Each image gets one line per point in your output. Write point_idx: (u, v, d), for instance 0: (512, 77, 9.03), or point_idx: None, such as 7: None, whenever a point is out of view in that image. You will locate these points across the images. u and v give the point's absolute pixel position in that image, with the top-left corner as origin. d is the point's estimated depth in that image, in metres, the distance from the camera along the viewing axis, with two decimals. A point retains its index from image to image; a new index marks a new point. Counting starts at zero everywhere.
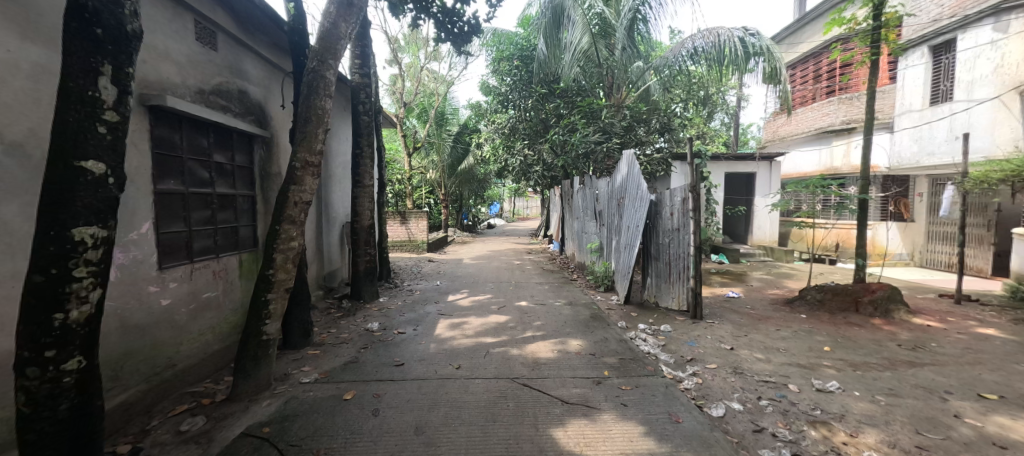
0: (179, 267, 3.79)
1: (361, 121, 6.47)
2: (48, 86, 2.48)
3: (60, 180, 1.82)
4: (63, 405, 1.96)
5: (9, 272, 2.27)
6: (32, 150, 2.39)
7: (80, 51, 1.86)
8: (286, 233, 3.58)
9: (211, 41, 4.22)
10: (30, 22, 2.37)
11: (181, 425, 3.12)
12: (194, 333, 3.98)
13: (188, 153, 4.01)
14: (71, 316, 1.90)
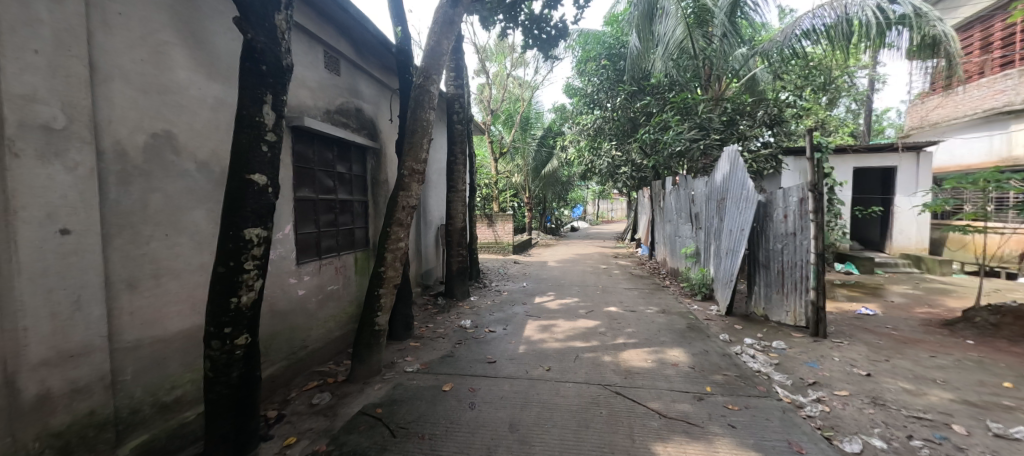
0: (310, 263, 4.42)
1: (456, 130, 6.89)
2: (225, 115, 3.09)
3: (237, 190, 2.26)
4: (234, 373, 2.42)
5: (198, 264, 2.87)
6: (213, 167, 2.99)
7: (249, 85, 2.27)
8: (395, 235, 3.96)
9: (335, 67, 4.86)
10: (213, 65, 2.99)
11: (313, 398, 3.63)
12: (321, 320, 4.59)
13: (318, 165, 4.65)
14: (241, 301, 2.33)
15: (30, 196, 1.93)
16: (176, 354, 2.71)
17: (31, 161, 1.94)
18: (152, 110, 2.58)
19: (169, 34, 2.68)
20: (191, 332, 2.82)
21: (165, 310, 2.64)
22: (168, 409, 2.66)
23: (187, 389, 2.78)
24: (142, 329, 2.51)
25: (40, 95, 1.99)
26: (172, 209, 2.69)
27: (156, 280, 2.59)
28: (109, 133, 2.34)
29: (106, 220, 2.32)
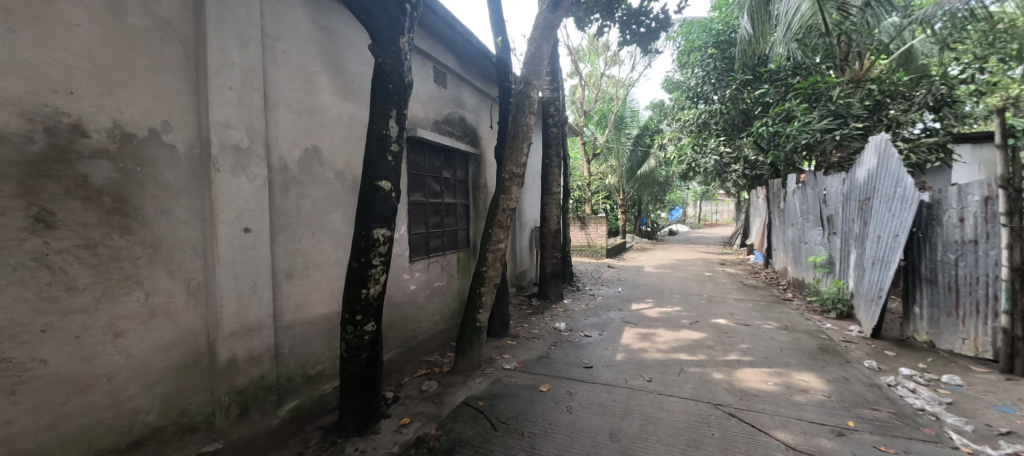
0: (420, 261, 4.86)
1: (551, 133, 6.94)
2: (357, 130, 3.57)
3: (369, 195, 2.57)
4: (363, 355, 2.76)
5: (335, 259, 3.35)
6: (347, 175, 3.47)
7: (379, 102, 2.56)
8: (496, 236, 4.12)
9: (443, 81, 5.27)
10: (349, 88, 3.49)
11: (422, 385, 3.95)
12: (429, 314, 5.01)
13: (428, 171, 5.10)
14: (370, 292, 2.65)
15: (225, 202, 2.43)
16: (318, 334, 3.20)
17: (227, 175, 2.44)
18: (304, 130, 3.08)
19: (317, 65, 3.18)
20: (329, 316, 3.30)
21: (311, 297, 3.14)
22: (312, 381, 3.13)
23: (326, 365, 3.26)
24: (296, 312, 3.01)
25: (234, 122, 2.48)
26: (317, 211, 3.18)
27: (306, 271, 3.09)
28: (276, 150, 2.84)
29: (273, 221, 2.82)
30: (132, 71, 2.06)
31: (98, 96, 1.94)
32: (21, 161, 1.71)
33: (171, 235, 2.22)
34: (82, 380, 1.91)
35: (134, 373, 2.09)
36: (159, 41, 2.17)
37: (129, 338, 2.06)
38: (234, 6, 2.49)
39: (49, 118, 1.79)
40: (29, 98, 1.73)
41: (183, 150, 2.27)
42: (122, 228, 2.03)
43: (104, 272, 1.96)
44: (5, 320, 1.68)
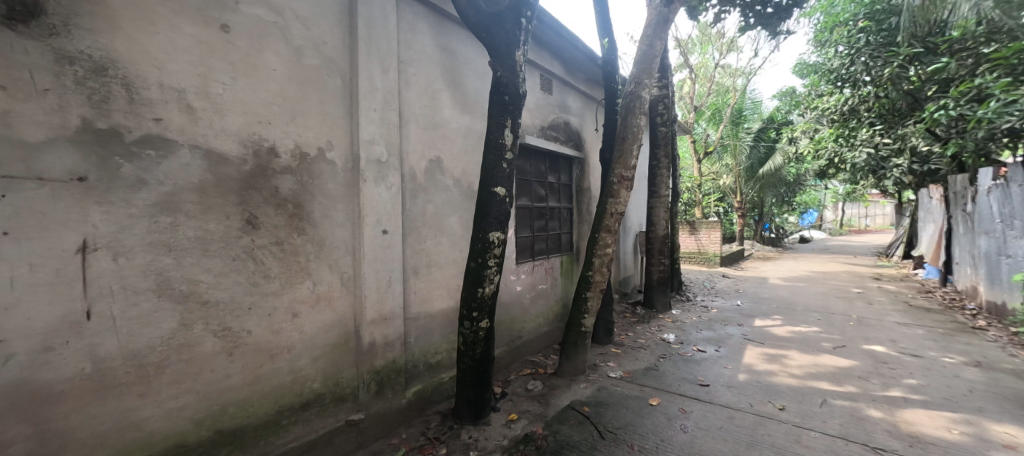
0: (526, 263, 5.02)
1: (660, 133, 6.56)
2: (472, 140, 3.86)
3: (485, 201, 2.72)
4: (478, 350, 2.93)
5: (452, 259, 3.67)
6: (463, 182, 3.77)
7: (496, 113, 2.69)
8: (603, 241, 4.04)
9: (548, 87, 5.37)
10: (466, 102, 3.80)
11: (527, 384, 4.07)
12: (533, 315, 5.14)
13: (534, 176, 5.25)
14: (485, 292, 2.79)
15: (369, 207, 2.84)
16: (438, 326, 3.53)
17: (371, 184, 2.85)
18: (429, 142, 3.43)
19: (440, 83, 3.52)
20: (447, 311, 3.61)
21: (433, 292, 3.48)
22: (432, 368, 3.47)
23: (444, 356, 3.57)
24: (420, 305, 3.36)
25: (376, 139, 2.89)
26: (438, 216, 3.52)
27: (429, 269, 3.44)
28: (407, 161, 3.22)
29: (404, 224, 3.20)
30: (307, 102, 2.53)
31: (285, 124, 2.42)
32: (238, 176, 2.21)
33: (330, 235, 2.67)
34: (272, 349, 2.38)
35: (305, 347, 2.55)
36: (325, 76, 2.63)
37: (303, 318, 2.54)
38: (378, 40, 2.91)
39: (256, 144, 2.29)
40: (243, 129, 2.23)
41: (340, 164, 2.72)
42: (299, 229, 2.50)
43: (287, 264, 2.45)
44: (229, 297, 2.18)
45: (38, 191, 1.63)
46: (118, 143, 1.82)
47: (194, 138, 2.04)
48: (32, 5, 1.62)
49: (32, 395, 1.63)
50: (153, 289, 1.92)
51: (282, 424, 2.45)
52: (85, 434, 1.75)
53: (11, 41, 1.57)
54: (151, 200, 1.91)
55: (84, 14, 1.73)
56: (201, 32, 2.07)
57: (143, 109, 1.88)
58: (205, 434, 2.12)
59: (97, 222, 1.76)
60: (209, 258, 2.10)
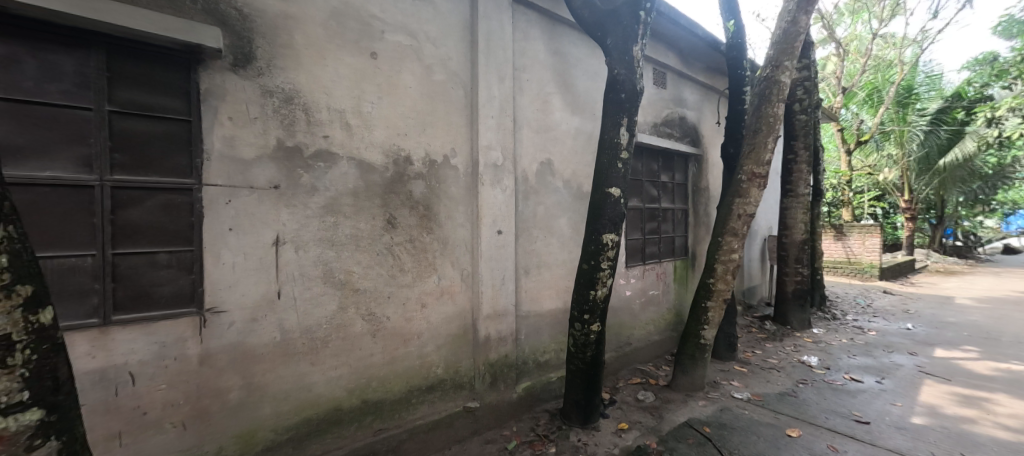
0: (636, 267, 4.80)
1: (798, 122, 5.67)
2: (581, 141, 3.85)
3: (599, 201, 2.57)
4: (588, 353, 2.81)
5: (561, 260, 3.69)
6: (572, 184, 3.77)
7: (611, 111, 2.54)
8: (728, 245, 3.61)
9: (662, 81, 5.06)
10: (576, 103, 3.80)
11: (638, 394, 3.88)
12: (643, 322, 4.89)
13: (645, 176, 4.98)
14: (597, 294, 2.63)
15: (486, 209, 3.02)
16: (546, 326, 3.59)
17: (488, 187, 3.03)
18: (541, 145, 3.51)
19: (552, 87, 3.58)
20: (555, 311, 3.66)
21: (543, 292, 3.55)
22: (541, 367, 3.54)
23: (552, 355, 3.62)
24: (531, 304, 3.46)
25: (493, 144, 3.07)
26: (548, 217, 3.58)
27: (539, 269, 3.52)
28: (520, 164, 3.34)
29: (517, 224, 3.32)
30: (436, 114, 2.80)
31: (418, 135, 2.72)
32: (381, 182, 2.55)
33: (453, 234, 2.91)
34: (405, 335, 2.69)
35: (431, 335, 2.83)
36: (450, 89, 2.89)
37: (430, 309, 2.81)
38: (496, 51, 3.08)
39: (396, 154, 2.62)
40: (386, 141, 2.57)
41: (462, 169, 2.95)
42: (428, 229, 2.78)
43: (418, 260, 2.74)
44: (373, 286, 2.53)
45: (249, 197, 2.08)
46: (300, 157, 2.24)
47: (351, 151, 2.42)
48: (247, 53, 2.08)
49: (243, 355, 2.09)
50: (320, 277, 2.32)
51: (412, 401, 2.75)
52: (275, 389, 2.19)
53: (234, 82, 2.04)
54: (320, 203, 2.31)
55: (279, 56, 2.17)
56: (357, 61, 2.44)
57: (316, 129, 2.29)
58: (355, 402, 2.49)
59: (285, 221, 2.19)
60: (360, 252, 2.47)
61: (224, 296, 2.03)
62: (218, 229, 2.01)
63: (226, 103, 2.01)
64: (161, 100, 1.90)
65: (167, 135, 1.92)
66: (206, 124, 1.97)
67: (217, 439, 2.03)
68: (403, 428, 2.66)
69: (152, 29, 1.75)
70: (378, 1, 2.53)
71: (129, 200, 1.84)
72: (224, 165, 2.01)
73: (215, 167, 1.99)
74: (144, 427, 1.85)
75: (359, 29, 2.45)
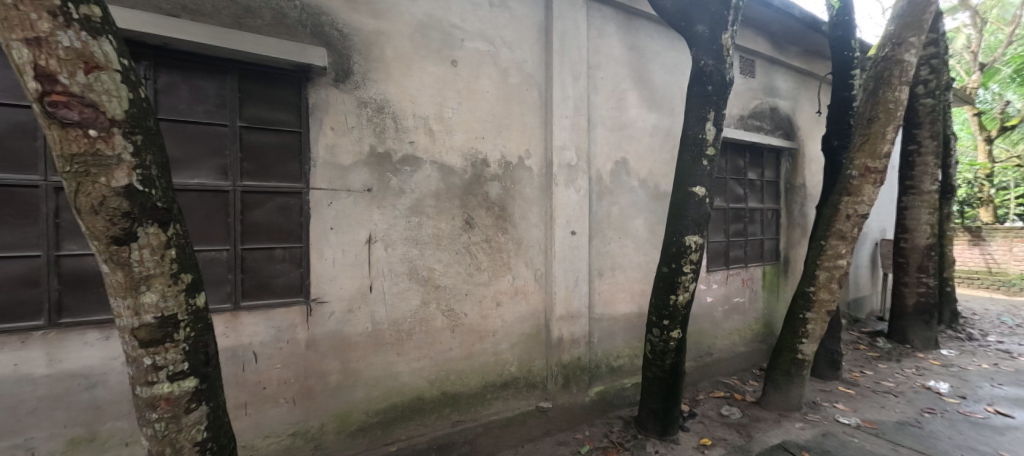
0: (719, 271, 4.46)
1: (922, 107, 4.86)
2: (659, 138, 3.67)
3: (681, 202, 2.37)
4: (668, 361, 2.58)
5: (636, 262, 3.56)
6: (649, 183, 3.62)
7: (695, 105, 2.36)
8: (833, 250, 3.18)
9: (750, 70, 4.64)
10: (654, 98, 3.63)
11: (722, 409, 3.60)
12: (726, 331, 4.53)
13: (730, 173, 4.61)
14: (678, 299, 2.42)
15: (560, 210, 3.01)
16: (620, 330, 3.48)
17: (562, 188, 3.02)
18: (616, 143, 3.41)
19: (628, 83, 3.46)
20: (630, 316, 3.53)
21: (617, 295, 3.45)
22: (614, 372, 3.44)
23: (625, 360, 3.50)
24: (604, 307, 3.38)
25: (568, 144, 3.05)
26: (623, 218, 3.47)
27: (613, 271, 3.42)
28: (595, 163, 3.27)
29: (591, 225, 3.26)
30: (511, 116, 2.86)
31: (494, 137, 2.79)
32: (460, 184, 2.66)
33: (527, 234, 2.95)
34: (481, 331, 2.78)
35: (505, 334, 2.89)
36: (525, 91, 2.92)
37: (504, 307, 2.88)
38: (571, 50, 3.06)
39: (474, 157, 2.72)
40: (465, 145, 2.67)
41: (536, 170, 2.98)
42: (504, 229, 2.84)
43: (493, 259, 2.82)
44: (453, 284, 2.65)
45: (347, 199, 2.30)
46: (389, 162, 2.42)
47: (433, 155, 2.56)
48: (345, 68, 2.29)
49: (342, 342, 2.31)
50: (406, 273, 2.49)
51: (487, 397, 2.83)
52: (367, 376, 2.39)
53: (336, 96, 2.27)
54: (406, 205, 2.47)
55: (373, 69, 2.36)
56: (439, 69, 2.57)
57: (403, 135, 2.46)
58: (436, 393, 2.62)
59: (376, 221, 2.39)
60: (441, 250, 2.60)
61: (326, 287, 2.26)
62: (322, 228, 2.25)
63: (329, 115, 2.24)
64: (278, 115, 2.17)
65: (283, 145, 2.18)
66: (314, 134, 2.22)
67: (320, 417, 2.26)
68: (479, 421, 2.75)
69: (274, 52, 2.00)
70: (458, 11, 2.64)
71: (253, 203, 2.12)
72: (327, 171, 2.25)
73: (320, 173, 2.23)
74: (263, 400, 2.12)
75: (441, 39, 2.58)
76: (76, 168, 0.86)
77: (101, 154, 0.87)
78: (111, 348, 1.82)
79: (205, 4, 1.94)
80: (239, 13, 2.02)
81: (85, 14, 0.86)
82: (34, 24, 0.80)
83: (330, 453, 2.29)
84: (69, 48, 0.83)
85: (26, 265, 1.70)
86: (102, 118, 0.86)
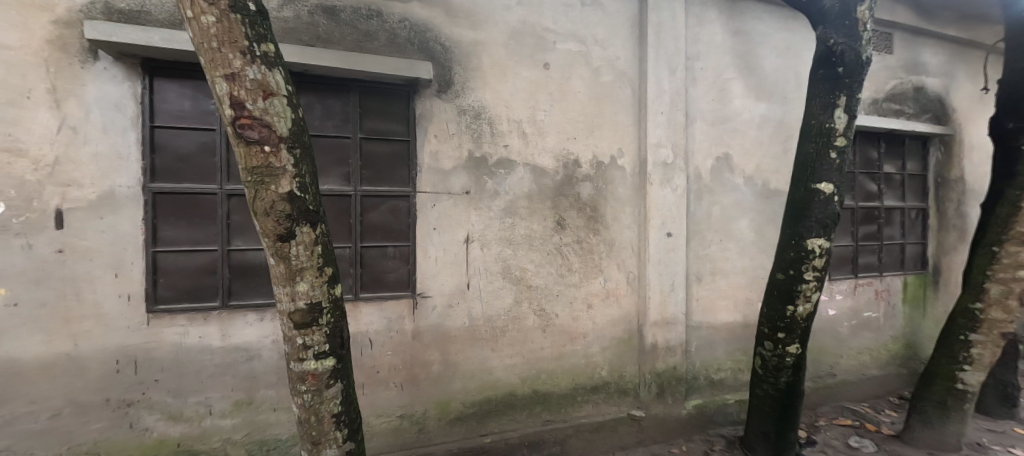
0: (844, 280, 3.87)
1: None
2: (769, 130, 3.31)
3: (802, 201, 2.10)
4: (782, 379, 2.26)
5: (741, 267, 3.25)
6: (756, 180, 3.28)
7: (820, 91, 2.07)
8: (1012, 258, 2.56)
9: (887, 46, 3.96)
10: (763, 86, 3.28)
11: (850, 439, 3.12)
12: (854, 349, 3.91)
13: (859, 167, 3.98)
14: (798, 311, 2.12)
15: (655, 210, 2.87)
16: (722, 340, 3.20)
17: (657, 187, 2.88)
18: (718, 138, 3.14)
19: (732, 72, 3.17)
20: (733, 325, 3.24)
21: (718, 302, 3.18)
22: (715, 385, 3.17)
23: (727, 374, 3.21)
24: (703, 314, 3.14)
25: (663, 141, 2.89)
26: (726, 219, 3.18)
27: (713, 276, 3.16)
28: (693, 160, 3.05)
29: (688, 226, 3.05)
30: (603, 116, 2.80)
31: (586, 138, 2.76)
32: (552, 185, 2.69)
33: (619, 236, 2.87)
34: (571, 333, 2.77)
35: (596, 336, 2.84)
36: (618, 89, 2.85)
37: (595, 310, 2.83)
38: (667, 42, 2.90)
39: (566, 158, 2.72)
40: (557, 146, 2.69)
41: (629, 170, 2.88)
42: (595, 230, 2.80)
43: (584, 261, 2.79)
44: (544, 284, 2.68)
45: (448, 201, 2.46)
46: (485, 166, 2.53)
47: (526, 157, 2.62)
48: (447, 79, 2.45)
49: (443, 335, 2.48)
50: (500, 272, 2.58)
51: (578, 399, 2.80)
52: (464, 368, 2.52)
53: (439, 105, 2.44)
54: (501, 206, 2.57)
55: (471, 78, 2.50)
56: (532, 73, 2.63)
57: (498, 140, 2.55)
58: (527, 390, 2.68)
59: (473, 222, 2.51)
60: (533, 251, 2.65)
61: (430, 283, 2.44)
62: (426, 229, 2.43)
63: (433, 124, 2.42)
64: (391, 126, 2.40)
65: (394, 152, 2.41)
66: (419, 142, 2.41)
67: (424, 403, 2.45)
68: (569, 423, 2.74)
69: (389, 70, 2.22)
70: (551, 14, 2.67)
71: (370, 206, 2.37)
72: (431, 175, 2.43)
73: (425, 177, 2.42)
74: (376, 383, 2.36)
75: (534, 43, 2.63)
76: (255, 178, 1.04)
77: (273, 166, 1.04)
78: (263, 328, 2.18)
79: (334, 33, 2.23)
80: (360, 38, 2.28)
81: (265, 51, 1.05)
82: (231, 62, 0.99)
83: (432, 437, 2.46)
84: (254, 79, 1.01)
85: (207, 257, 2.12)
86: (274, 136, 1.04)
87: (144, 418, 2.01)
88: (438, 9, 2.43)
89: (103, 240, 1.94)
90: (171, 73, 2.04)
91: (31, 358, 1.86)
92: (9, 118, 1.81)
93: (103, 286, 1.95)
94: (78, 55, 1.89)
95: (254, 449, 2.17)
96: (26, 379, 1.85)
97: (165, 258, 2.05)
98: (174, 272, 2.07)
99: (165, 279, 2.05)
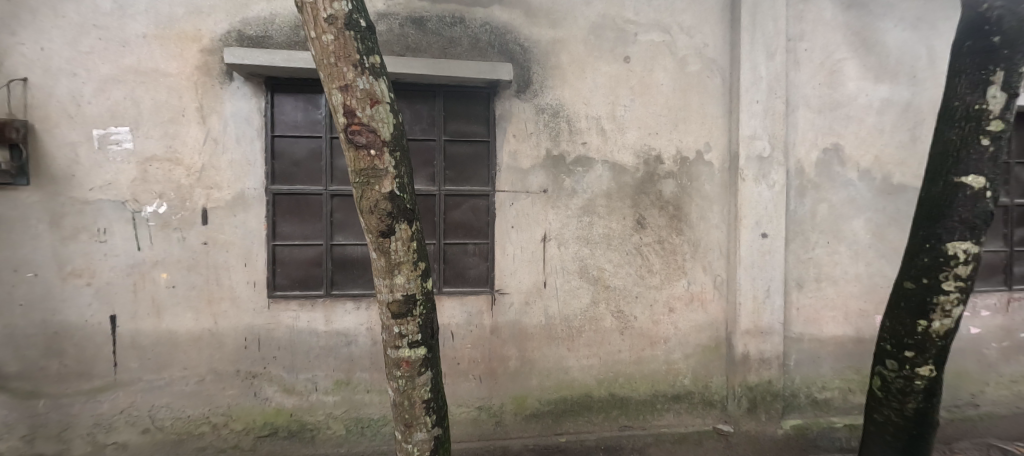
0: (993, 293, 3.22)
1: None
2: (892, 115, 2.86)
3: (942, 197, 1.77)
4: (910, 406, 1.91)
5: (854, 274, 2.86)
6: (875, 174, 2.85)
7: (968, 66, 1.73)
8: None
9: None
10: (884, 65, 2.84)
11: None
12: (1007, 378, 3.23)
13: (1017, 156, 3.27)
14: (933, 327, 1.77)
15: (748, 208, 2.63)
16: (829, 356, 2.84)
17: (752, 183, 2.63)
18: (826, 127, 2.79)
19: (844, 51, 2.79)
20: (842, 339, 2.86)
21: (824, 312, 2.83)
22: (819, 405, 2.83)
23: (835, 394, 2.85)
24: (805, 325, 2.81)
25: (759, 133, 2.63)
26: (836, 218, 2.82)
27: (819, 283, 2.82)
28: (795, 153, 2.74)
29: (788, 226, 2.75)
30: (689, 108, 2.64)
31: (669, 132, 2.62)
32: (633, 183, 2.59)
33: (706, 236, 2.68)
34: (652, 337, 2.65)
35: (678, 342, 2.68)
36: (705, 78, 2.66)
37: (678, 315, 2.68)
38: (765, 23, 2.63)
39: (647, 154, 2.60)
40: (638, 142, 2.59)
41: (716, 165, 2.68)
42: (678, 230, 2.65)
43: (666, 262, 2.65)
44: (623, 284, 2.61)
45: (526, 200, 2.49)
46: (563, 164, 2.52)
47: (606, 154, 2.56)
48: (525, 79, 2.48)
49: (520, 332, 2.52)
50: (577, 272, 2.56)
51: (658, 407, 2.67)
52: (541, 366, 2.54)
53: (518, 105, 2.48)
54: (579, 205, 2.54)
55: (550, 77, 2.50)
56: (612, 68, 2.56)
57: (577, 137, 2.53)
58: (604, 393, 2.62)
59: (551, 220, 2.52)
60: (612, 250, 2.59)
61: (508, 280, 2.49)
62: (505, 227, 2.49)
63: (512, 124, 2.47)
64: (473, 128, 2.50)
65: (475, 153, 2.50)
66: (499, 142, 2.47)
67: (501, 397, 2.51)
68: (648, 431, 2.61)
69: (472, 73, 2.31)
70: (633, 5, 2.57)
71: (453, 205, 2.49)
72: (510, 175, 2.48)
73: (504, 177, 2.47)
74: (457, 374, 2.46)
75: (615, 37, 2.56)
76: (361, 179, 1.14)
77: (376, 167, 1.13)
78: (360, 316, 2.40)
79: (422, 42, 2.37)
80: (445, 45, 2.40)
81: (372, 62, 1.15)
82: (344, 75, 1.10)
83: (509, 431, 2.51)
84: (362, 89, 1.12)
85: (315, 250, 2.38)
86: (378, 141, 1.13)
87: (265, 388, 2.32)
88: (518, 10, 2.47)
89: (236, 234, 2.27)
90: (289, 88, 2.33)
91: (185, 331, 2.25)
92: (170, 133, 2.20)
93: (235, 274, 2.28)
94: (219, 77, 2.24)
95: (351, 425, 2.40)
96: (180, 349, 2.24)
97: (283, 251, 2.35)
98: (290, 263, 2.36)
99: (283, 269, 2.35)
